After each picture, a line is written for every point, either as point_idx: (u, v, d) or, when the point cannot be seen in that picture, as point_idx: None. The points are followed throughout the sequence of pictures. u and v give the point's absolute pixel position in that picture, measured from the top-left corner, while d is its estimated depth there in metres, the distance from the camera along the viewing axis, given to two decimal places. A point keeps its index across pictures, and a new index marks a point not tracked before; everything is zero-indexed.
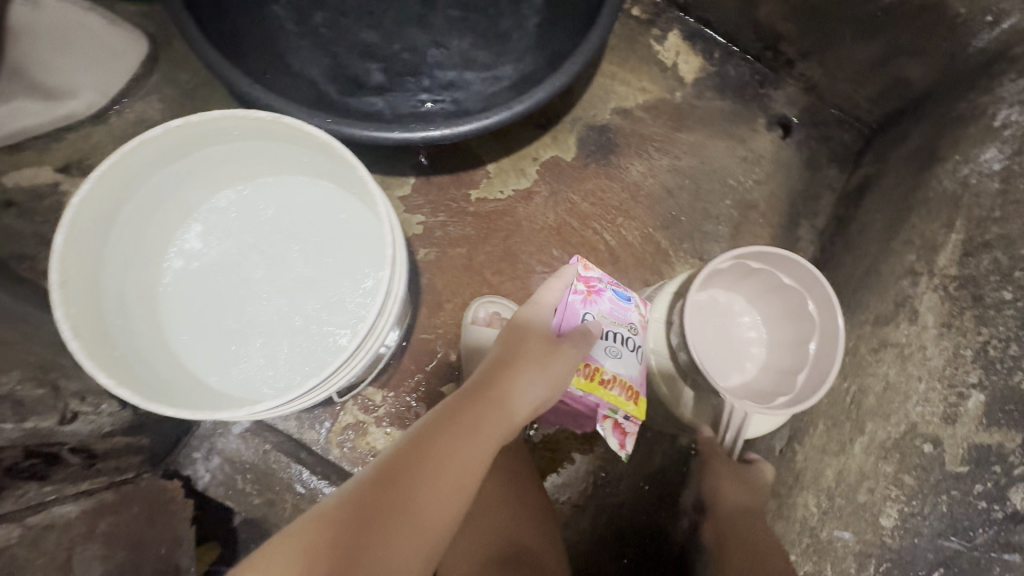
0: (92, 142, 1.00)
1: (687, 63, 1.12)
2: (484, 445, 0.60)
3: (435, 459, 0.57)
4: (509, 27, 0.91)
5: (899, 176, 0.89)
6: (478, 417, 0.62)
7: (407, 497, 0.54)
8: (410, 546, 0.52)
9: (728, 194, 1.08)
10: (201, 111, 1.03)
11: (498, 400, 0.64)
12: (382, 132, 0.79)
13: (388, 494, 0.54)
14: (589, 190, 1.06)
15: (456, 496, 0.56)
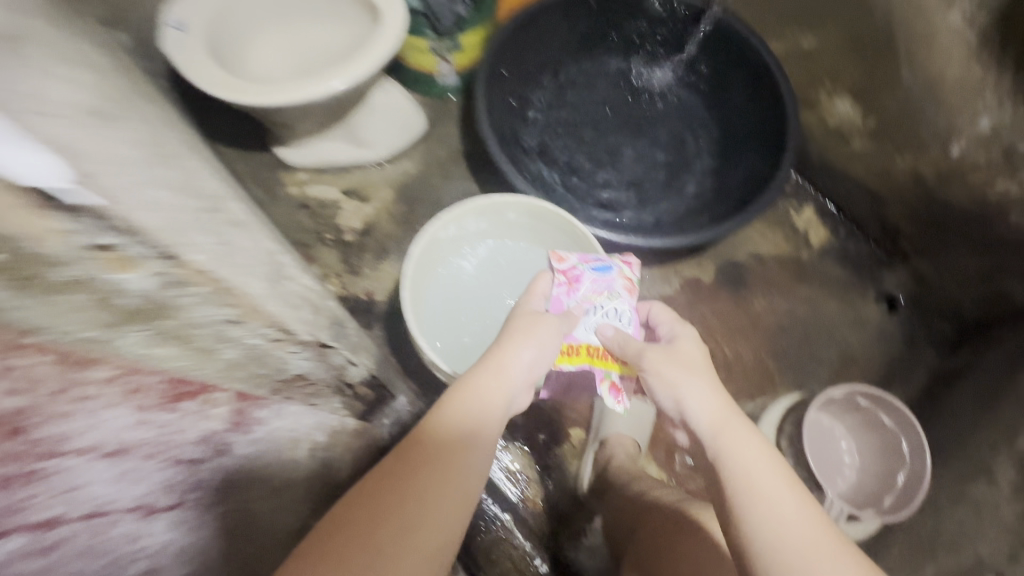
0: (368, 178, 1.38)
1: (817, 232, 1.38)
2: (494, 414, 0.64)
3: (436, 441, 0.59)
4: (693, 177, 1.24)
5: (990, 369, 1.08)
6: (477, 392, 0.63)
7: (414, 482, 0.55)
8: (432, 518, 0.54)
9: (833, 345, 1.29)
10: (446, 175, 1.41)
11: (494, 377, 0.64)
12: (594, 226, 1.10)
13: (381, 486, 0.54)
14: (717, 309, 1.31)
15: (467, 469, 0.59)
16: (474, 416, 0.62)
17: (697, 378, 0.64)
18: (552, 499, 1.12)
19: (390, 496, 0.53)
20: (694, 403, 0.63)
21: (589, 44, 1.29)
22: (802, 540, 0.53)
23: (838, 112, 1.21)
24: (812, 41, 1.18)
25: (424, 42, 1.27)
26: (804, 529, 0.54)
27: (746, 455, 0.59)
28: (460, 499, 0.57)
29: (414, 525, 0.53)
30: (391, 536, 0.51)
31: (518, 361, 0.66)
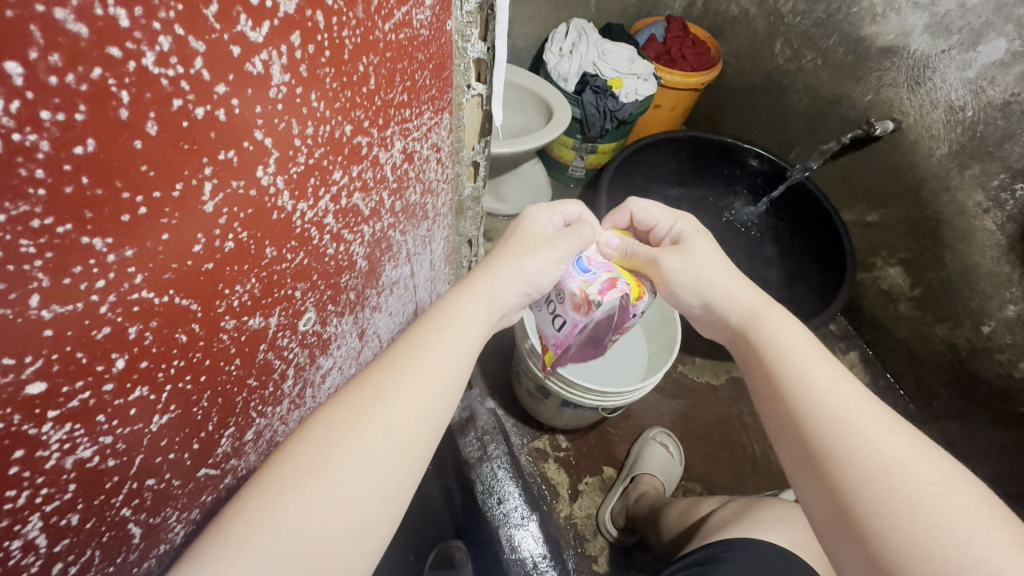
0: (495, 224, 1.73)
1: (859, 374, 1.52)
2: (477, 321, 0.46)
3: (416, 345, 0.42)
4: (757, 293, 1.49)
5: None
6: (457, 303, 0.46)
7: (345, 408, 0.37)
8: (366, 445, 0.36)
9: None
10: None
11: (486, 291, 0.49)
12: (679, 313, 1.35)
13: (307, 428, 0.37)
14: (756, 412, 1.45)
15: (437, 378, 0.41)
16: (446, 337, 0.43)
17: (725, 274, 0.51)
18: (575, 519, 1.25)
19: (319, 422, 0.37)
20: (717, 296, 0.51)
21: (693, 173, 1.64)
22: (861, 432, 0.38)
23: (890, 276, 1.36)
24: (875, 216, 1.38)
25: (571, 141, 1.65)
26: (872, 416, 0.38)
27: (787, 349, 0.44)
28: (410, 428, 0.38)
29: (341, 448, 0.35)
30: (326, 464, 0.34)
31: (507, 283, 0.50)
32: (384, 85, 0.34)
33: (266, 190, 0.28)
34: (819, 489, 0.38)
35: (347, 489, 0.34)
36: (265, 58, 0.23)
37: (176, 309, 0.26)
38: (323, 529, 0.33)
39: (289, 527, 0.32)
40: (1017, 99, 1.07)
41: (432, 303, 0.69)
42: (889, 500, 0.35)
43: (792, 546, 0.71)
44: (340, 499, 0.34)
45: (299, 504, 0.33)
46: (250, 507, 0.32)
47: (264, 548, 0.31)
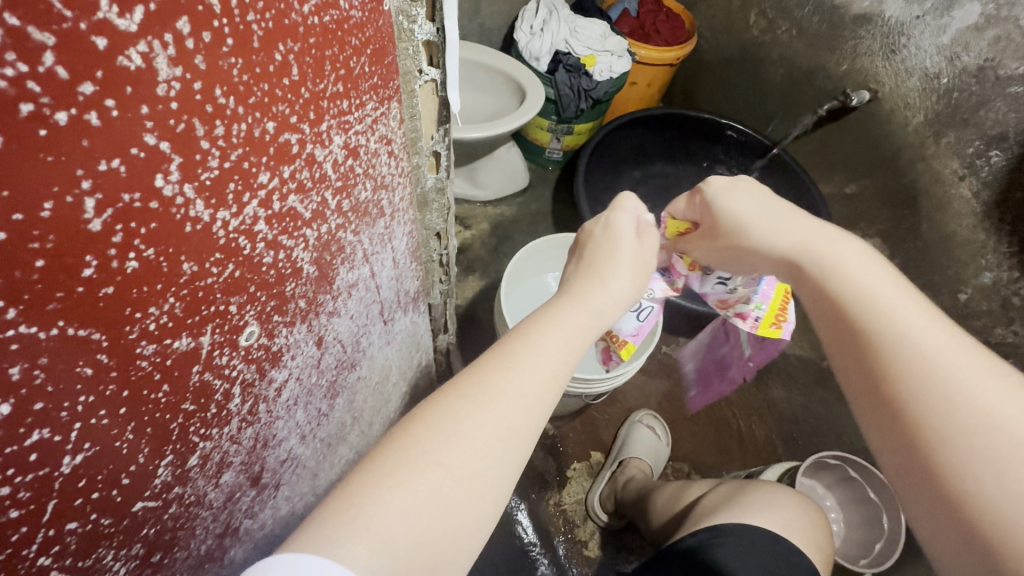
0: (473, 210, 1.69)
1: None
2: (586, 334, 0.51)
3: (528, 349, 0.47)
4: None
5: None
6: (571, 315, 0.51)
7: (471, 409, 0.42)
8: (486, 446, 0.41)
9: (839, 445, 1.39)
10: (534, 223, 1.69)
11: (594, 299, 0.53)
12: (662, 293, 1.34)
13: (440, 423, 0.41)
14: (740, 389, 1.45)
15: (547, 385, 0.46)
16: (558, 346, 0.48)
17: (784, 215, 0.54)
18: (564, 505, 1.25)
19: (442, 417, 0.41)
20: (770, 231, 0.53)
21: (670, 151, 1.61)
22: (939, 366, 0.41)
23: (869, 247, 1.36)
24: (854, 187, 1.37)
25: (546, 123, 1.62)
26: (947, 353, 0.42)
27: (864, 287, 0.46)
28: (523, 436, 0.43)
29: (459, 449, 0.40)
30: (449, 455, 0.39)
31: (613, 293, 0.55)
32: (310, 74, 0.31)
33: (170, 201, 0.24)
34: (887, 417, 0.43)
35: (467, 484, 0.39)
36: (144, 50, 0.20)
37: (71, 341, 0.23)
38: (437, 516, 0.37)
39: (410, 515, 0.36)
40: (991, 64, 1.05)
41: (399, 301, 0.66)
42: (966, 434, 0.39)
43: (779, 529, 0.71)
44: (460, 496, 0.39)
45: (422, 495, 0.37)
46: (377, 491, 0.37)
47: (386, 530, 0.35)
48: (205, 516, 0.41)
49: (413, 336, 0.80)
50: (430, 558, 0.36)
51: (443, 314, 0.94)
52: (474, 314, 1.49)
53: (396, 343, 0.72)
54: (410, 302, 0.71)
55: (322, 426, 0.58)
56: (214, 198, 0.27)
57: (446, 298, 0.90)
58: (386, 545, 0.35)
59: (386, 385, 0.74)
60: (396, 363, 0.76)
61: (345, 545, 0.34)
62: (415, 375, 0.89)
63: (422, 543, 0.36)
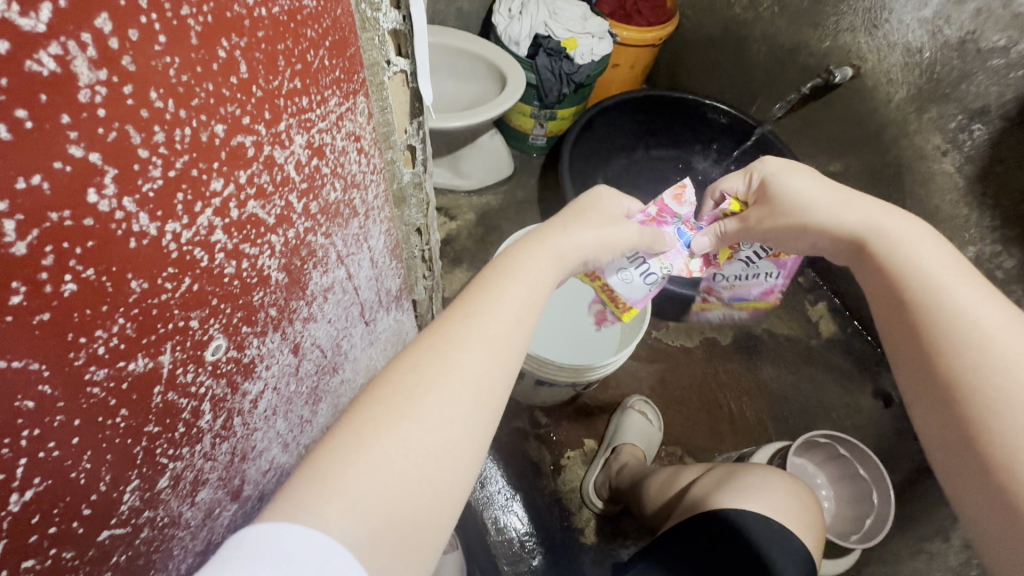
0: (458, 201, 1.67)
1: (826, 324, 1.57)
2: (545, 279, 0.50)
3: (482, 301, 0.46)
4: None
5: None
6: (528, 264, 0.50)
7: (428, 362, 0.41)
8: (448, 395, 0.39)
9: (826, 421, 1.43)
10: (521, 212, 1.67)
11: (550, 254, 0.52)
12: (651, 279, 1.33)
13: (394, 384, 0.40)
14: (731, 370, 1.46)
15: (511, 331, 0.45)
16: (513, 297, 0.47)
17: (853, 196, 0.56)
18: (559, 494, 1.25)
19: (406, 373, 0.40)
20: (824, 213, 0.56)
21: (654, 134, 1.60)
22: (998, 340, 0.44)
23: None
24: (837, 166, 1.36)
25: (529, 109, 1.59)
26: (984, 315, 0.45)
27: (927, 270, 0.49)
28: (488, 381, 0.42)
29: (426, 402, 0.39)
30: (410, 409, 0.38)
31: (576, 242, 0.55)
32: (262, 70, 0.29)
33: (108, 216, 0.22)
34: (939, 406, 0.45)
35: (438, 440, 0.38)
36: (57, 52, 0.18)
37: (6, 375, 0.21)
38: (407, 474, 0.36)
39: (377, 474, 0.35)
40: (973, 37, 1.04)
41: (381, 300, 0.64)
42: (983, 387, 0.42)
43: (771, 513, 0.71)
44: (431, 454, 0.37)
45: (391, 455, 0.36)
46: (343, 458, 0.35)
47: (353, 489, 0.34)
48: (182, 535, 0.40)
49: (401, 331, 0.79)
50: (405, 517, 0.35)
51: (431, 309, 0.92)
52: None
53: (380, 344, 0.71)
54: (392, 301, 0.69)
55: (306, 432, 0.57)
56: (162, 209, 0.25)
57: (433, 292, 0.89)
58: (358, 503, 0.34)
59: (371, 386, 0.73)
60: (383, 363, 0.75)
61: (313, 509, 0.33)
62: None
63: (391, 500, 0.35)
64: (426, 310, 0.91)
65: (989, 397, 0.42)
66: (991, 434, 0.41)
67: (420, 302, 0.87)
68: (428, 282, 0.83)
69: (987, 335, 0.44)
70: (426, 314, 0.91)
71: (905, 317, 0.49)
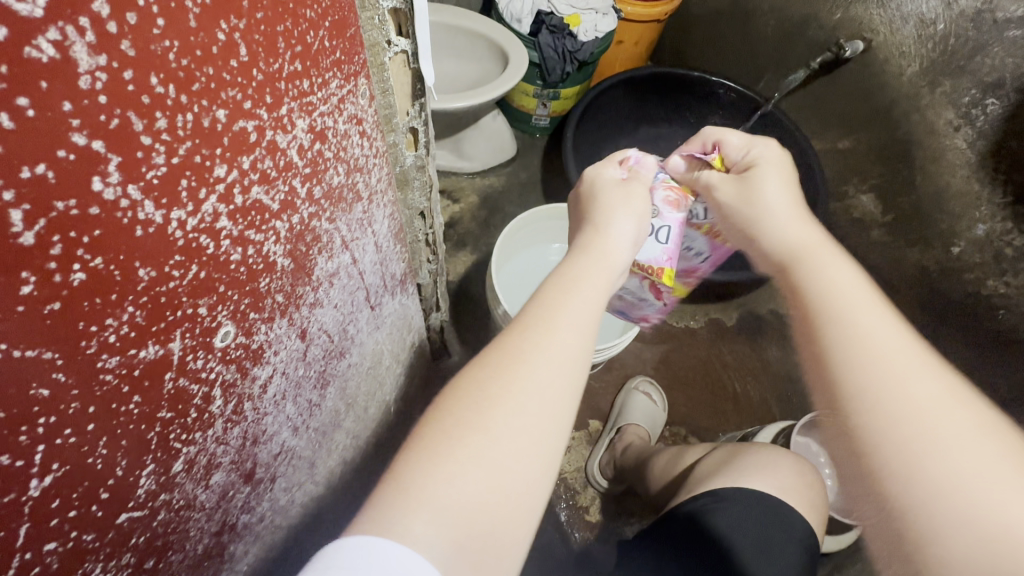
0: (461, 184, 1.66)
1: None
2: (603, 284, 0.50)
3: (540, 310, 0.46)
4: None
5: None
6: (581, 271, 0.50)
7: (493, 375, 0.41)
8: (521, 407, 0.40)
9: None
10: (525, 194, 1.66)
11: (598, 261, 0.51)
12: None
13: (465, 397, 0.41)
14: (736, 350, 1.46)
15: (575, 338, 0.44)
16: (573, 304, 0.46)
17: (786, 207, 0.55)
18: (564, 474, 1.27)
19: (471, 387, 0.41)
20: (767, 229, 0.55)
21: (659, 113, 1.58)
22: (895, 376, 0.44)
23: (862, 204, 1.35)
24: (846, 143, 1.35)
25: (531, 88, 1.56)
26: (890, 358, 0.45)
27: (845, 308, 0.47)
28: (556, 391, 0.42)
29: (498, 416, 0.39)
30: (480, 422, 0.39)
31: (619, 240, 0.54)
32: (262, 52, 0.28)
33: (114, 205, 0.22)
34: (850, 451, 0.47)
35: (514, 450, 0.39)
36: (55, 37, 0.18)
37: (20, 363, 0.21)
38: (485, 486, 0.37)
39: (458, 488, 0.37)
40: (988, 7, 1.01)
41: (386, 282, 0.64)
42: (885, 442, 0.44)
43: (774, 491, 0.72)
44: (507, 464, 0.38)
45: (469, 470, 0.37)
46: (421, 473, 0.37)
47: (434, 505, 0.36)
48: (197, 517, 0.41)
49: (407, 317, 0.80)
50: (486, 526, 0.37)
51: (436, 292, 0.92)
52: (467, 289, 1.49)
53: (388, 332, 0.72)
54: (397, 284, 0.69)
55: (315, 416, 0.57)
56: (166, 196, 0.25)
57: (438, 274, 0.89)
58: (440, 516, 0.36)
59: (379, 372, 0.74)
60: (390, 350, 0.76)
61: (398, 526, 0.34)
62: (409, 358, 0.89)
63: (471, 511, 0.36)
64: (430, 293, 0.91)
65: (880, 447, 0.44)
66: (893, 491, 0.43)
67: (425, 285, 0.87)
68: (432, 266, 0.84)
69: (886, 383, 0.44)
70: (429, 297, 0.92)
71: (810, 352, 0.49)
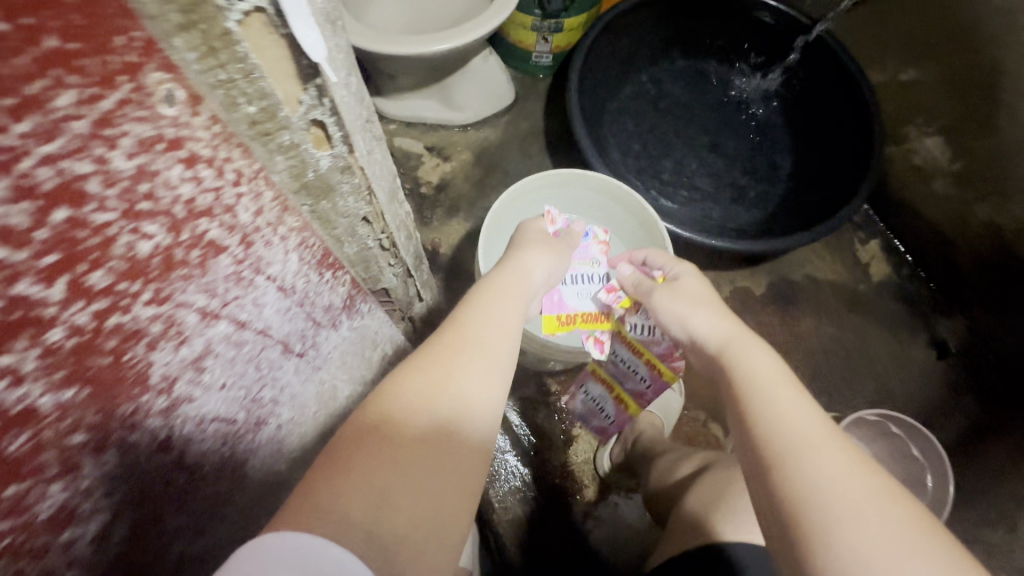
0: (452, 139, 1.45)
1: (878, 267, 1.37)
2: (520, 304, 0.59)
3: (471, 316, 0.54)
4: (758, 182, 1.26)
5: None
6: (493, 290, 0.58)
7: (433, 367, 0.47)
8: (457, 399, 0.46)
9: (871, 378, 1.28)
10: (525, 148, 1.45)
11: (512, 277, 0.61)
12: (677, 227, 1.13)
13: (404, 385, 0.46)
14: (764, 323, 1.30)
15: (499, 336, 0.52)
16: (496, 309, 0.56)
17: (703, 309, 0.62)
18: (570, 466, 1.17)
19: (414, 378, 0.46)
20: (699, 324, 0.60)
21: (682, 44, 1.32)
22: (802, 440, 0.46)
23: (926, 149, 1.23)
24: (911, 74, 1.21)
25: (529, 19, 1.31)
26: (800, 423, 0.48)
27: (753, 379, 0.52)
28: (488, 384, 0.49)
29: (437, 407, 0.45)
30: (421, 411, 0.44)
31: (536, 263, 0.66)
32: None
33: None
34: (771, 520, 0.45)
35: (456, 435, 0.45)
36: None
37: None
38: (427, 469, 0.42)
39: (402, 472, 0.41)
40: None
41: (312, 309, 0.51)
42: (804, 503, 0.43)
43: None
44: (446, 451, 0.44)
45: (418, 457, 0.42)
46: (369, 456, 0.41)
47: (379, 484, 0.40)
48: None
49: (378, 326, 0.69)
50: (422, 513, 0.41)
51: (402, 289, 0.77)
52: (461, 263, 1.33)
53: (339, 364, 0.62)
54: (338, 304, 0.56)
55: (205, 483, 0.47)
56: None
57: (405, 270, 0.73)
58: (382, 499, 0.40)
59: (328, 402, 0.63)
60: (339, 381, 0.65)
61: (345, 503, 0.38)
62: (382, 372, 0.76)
63: (411, 496, 0.41)
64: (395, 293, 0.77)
65: (801, 509, 0.43)
66: (812, 554, 0.41)
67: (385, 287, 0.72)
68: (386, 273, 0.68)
69: (792, 433, 0.47)
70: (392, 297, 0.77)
71: (736, 420, 0.51)
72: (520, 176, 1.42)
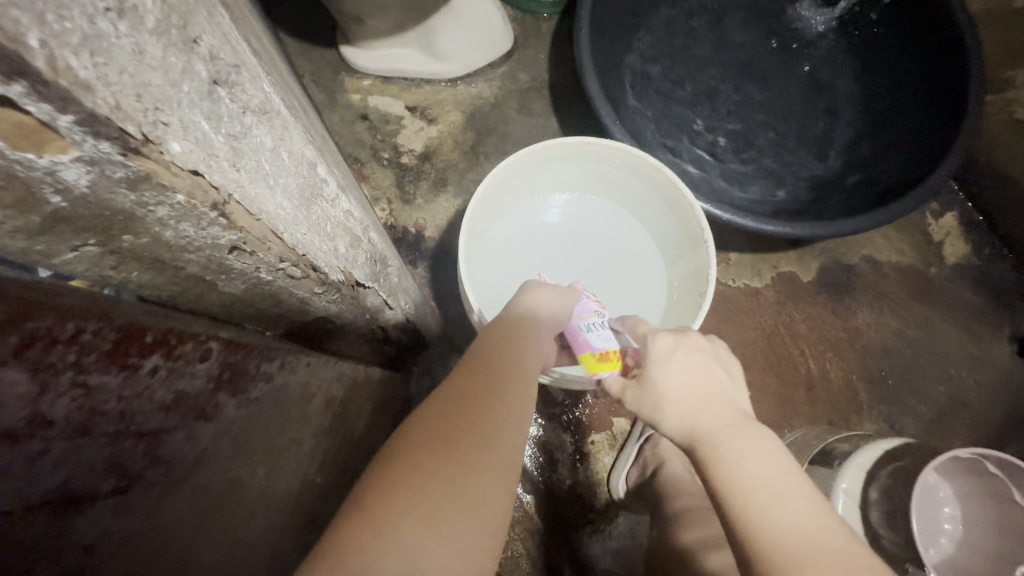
0: (438, 96, 1.20)
1: (955, 247, 1.12)
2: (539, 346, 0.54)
3: (499, 358, 0.49)
4: (813, 146, 1.01)
5: None
6: (517, 332, 0.53)
7: (469, 413, 0.43)
8: (490, 462, 0.41)
9: (943, 382, 1.07)
10: (526, 106, 1.20)
11: (529, 318, 0.55)
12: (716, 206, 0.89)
13: (444, 425, 0.41)
14: (813, 318, 1.09)
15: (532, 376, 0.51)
16: (529, 350, 0.52)
17: (687, 388, 0.53)
18: (579, 490, 0.99)
19: (448, 425, 0.42)
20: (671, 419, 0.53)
21: None
22: (797, 552, 0.42)
23: None
24: None
25: None
26: (795, 529, 0.43)
27: (744, 473, 0.47)
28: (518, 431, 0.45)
29: (478, 465, 0.40)
30: (459, 464, 0.39)
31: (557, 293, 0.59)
32: None
33: None
34: None
35: (491, 501, 0.40)
36: None
37: None
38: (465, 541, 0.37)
39: (444, 543, 0.36)
40: None
41: (122, 399, 0.33)
42: None
43: None
44: (482, 521, 0.39)
45: (455, 527, 0.37)
46: (404, 523, 0.35)
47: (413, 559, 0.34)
48: None
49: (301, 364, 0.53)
50: None
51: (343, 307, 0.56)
52: (451, 248, 1.11)
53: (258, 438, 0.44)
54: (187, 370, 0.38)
55: None
56: None
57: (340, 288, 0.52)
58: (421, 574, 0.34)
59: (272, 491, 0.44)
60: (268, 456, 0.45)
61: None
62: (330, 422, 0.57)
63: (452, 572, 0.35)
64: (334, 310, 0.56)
65: None
66: None
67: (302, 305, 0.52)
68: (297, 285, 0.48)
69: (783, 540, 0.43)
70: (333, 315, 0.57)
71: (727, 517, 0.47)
72: (519, 141, 1.19)
